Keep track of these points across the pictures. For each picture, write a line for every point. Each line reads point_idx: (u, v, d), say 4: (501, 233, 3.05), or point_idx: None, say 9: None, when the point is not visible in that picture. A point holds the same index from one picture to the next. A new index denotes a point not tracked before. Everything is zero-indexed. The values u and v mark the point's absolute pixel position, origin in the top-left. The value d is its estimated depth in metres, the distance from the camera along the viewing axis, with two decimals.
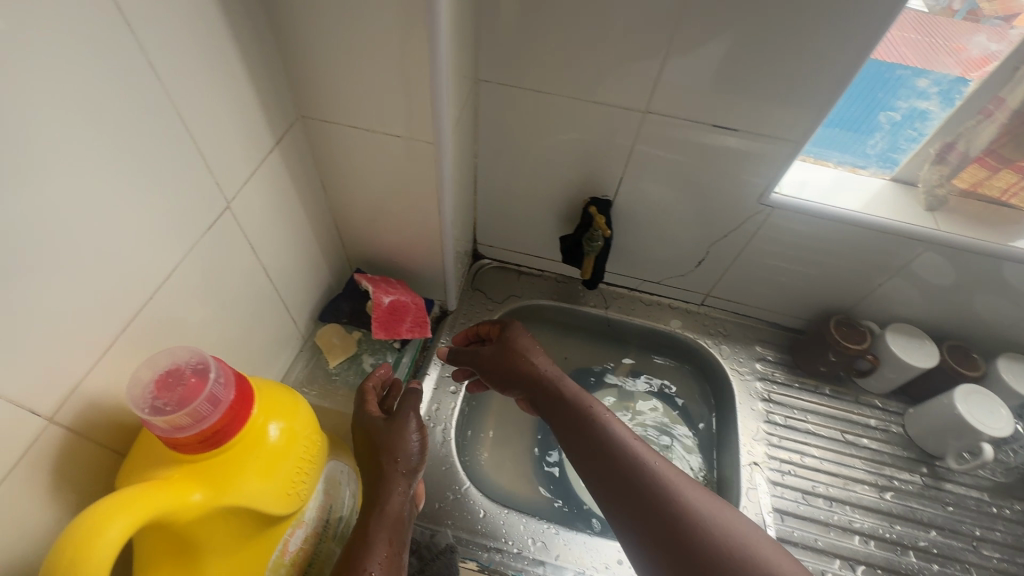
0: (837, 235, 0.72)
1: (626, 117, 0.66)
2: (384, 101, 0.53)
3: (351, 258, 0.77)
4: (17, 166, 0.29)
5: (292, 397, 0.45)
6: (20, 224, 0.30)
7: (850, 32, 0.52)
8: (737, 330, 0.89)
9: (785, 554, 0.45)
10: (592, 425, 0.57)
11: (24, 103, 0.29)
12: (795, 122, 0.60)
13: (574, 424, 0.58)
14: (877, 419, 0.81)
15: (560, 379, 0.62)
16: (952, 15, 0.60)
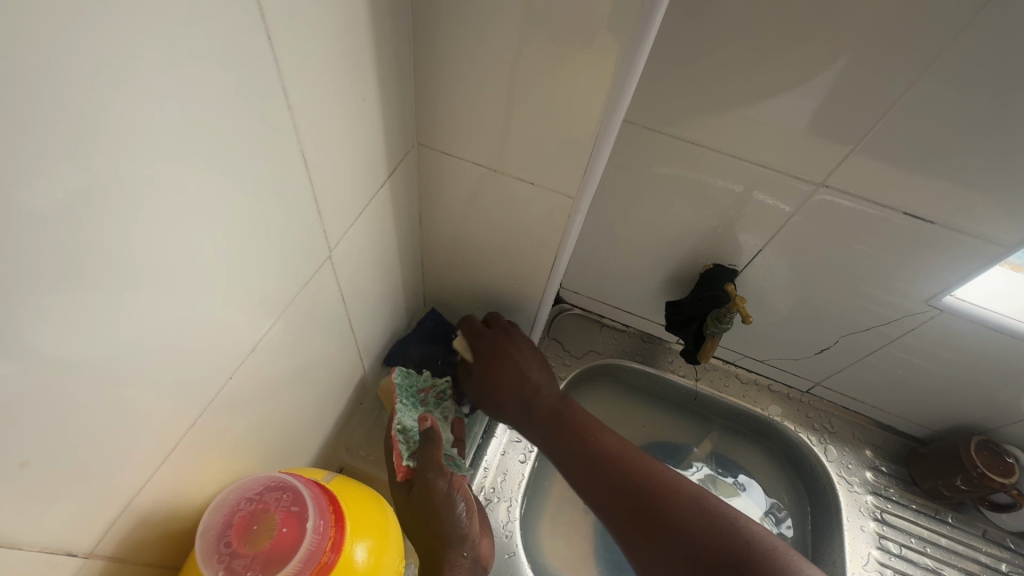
0: (1010, 353, 0.60)
1: (787, 185, 0.55)
2: (523, 142, 0.44)
3: (429, 295, 0.67)
4: (91, 218, 0.21)
5: (382, 508, 0.36)
6: (89, 296, 0.22)
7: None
8: (845, 429, 0.78)
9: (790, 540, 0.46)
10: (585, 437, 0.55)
11: (115, 137, 0.20)
12: (1007, 221, 0.49)
13: (581, 446, 0.55)
14: (1008, 563, 0.69)
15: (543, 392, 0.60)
16: None
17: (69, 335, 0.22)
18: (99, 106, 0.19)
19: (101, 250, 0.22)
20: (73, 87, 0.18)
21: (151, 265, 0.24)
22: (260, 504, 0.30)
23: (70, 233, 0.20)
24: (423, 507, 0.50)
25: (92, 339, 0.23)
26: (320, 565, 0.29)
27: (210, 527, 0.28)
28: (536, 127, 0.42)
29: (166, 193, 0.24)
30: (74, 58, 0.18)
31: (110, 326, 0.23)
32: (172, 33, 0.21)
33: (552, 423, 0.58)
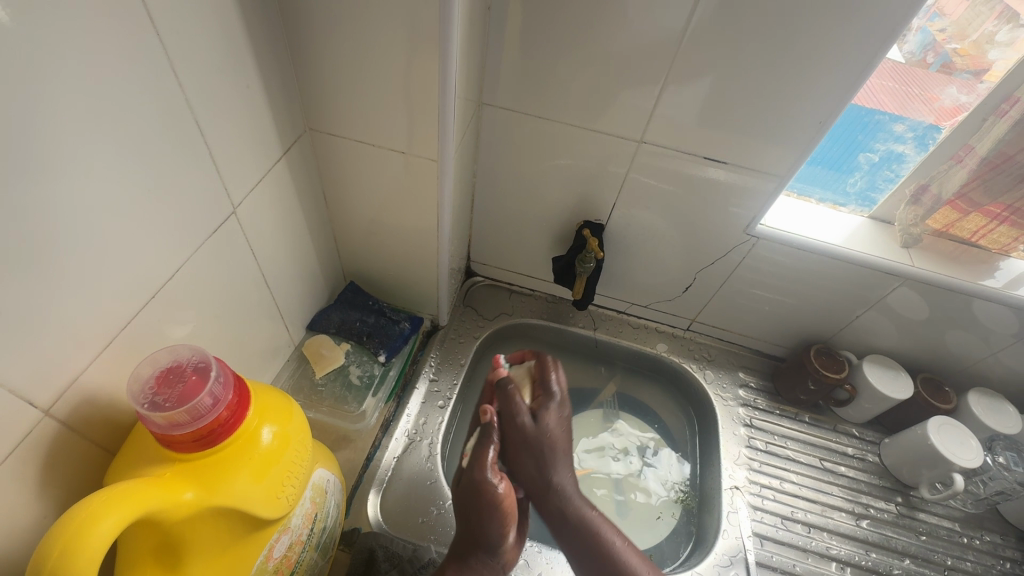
0: (820, 268, 0.75)
1: (621, 146, 0.69)
2: (388, 118, 0.56)
3: (345, 269, 0.77)
4: (26, 148, 0.30)
5: (286, 402, 0.46)
6: (29, 208, 0.31)
7: (846, 67, 0.55)
8: (721, 356, 0.92)
9: None
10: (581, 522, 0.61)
11: (38, 91, 0.30)
12: (779, 158, 0.64)
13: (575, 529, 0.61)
14: (854, 447, 0.83)
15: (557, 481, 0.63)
16: (927, 66, 0.65)
17: (15, 234, 0.31)
18: (27, 69, 0.29)
19: (37, 174, 0.31)
20: (12, 55, 0.28)
21: (74, 192, 0.34)
22: (175, 360, 0.37)
23: (15, 157, 0.30)
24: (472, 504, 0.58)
25: (31, 241, 0.32)
26: (221, 417, 0.37)
27: (133, 387, 0.35)
28: (398, 104, 0.54)
29: (79, 136, 0.33)
30: (13, 36, 0.28)
31: (46, 234, 0.33)
32: (80, 23, 0.31)
33: (566, 510, 0.62)
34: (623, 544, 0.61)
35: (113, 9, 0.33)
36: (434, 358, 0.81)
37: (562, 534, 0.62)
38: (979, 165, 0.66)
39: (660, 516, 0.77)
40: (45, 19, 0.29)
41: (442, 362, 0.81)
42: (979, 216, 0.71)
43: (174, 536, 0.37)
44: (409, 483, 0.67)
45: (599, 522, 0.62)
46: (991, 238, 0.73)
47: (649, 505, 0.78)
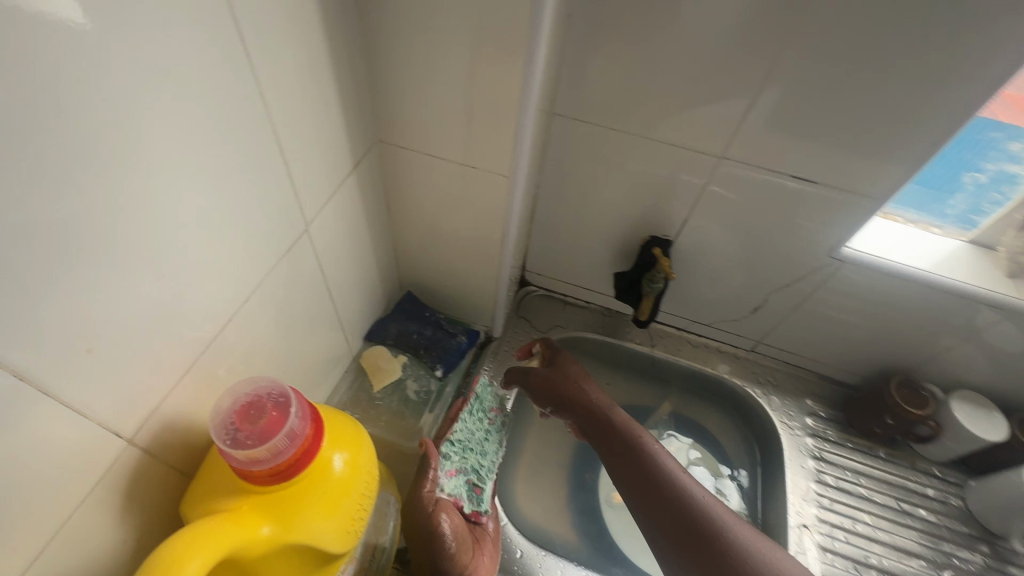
0: (910, 296, 0.69)
1: (698, 160, 0.65)
2: (460, 131, 0.53)
3: (403, 278, 0.76)
4: (120, 177, 0.29)
5: (355, 428, 0.44)
6: (120, 239, 0.31)
7: (973, 80, 0.49)
8: (787, 381, 0.86)
9: None
10: (621, 433, 0.62)
11: (134, 121, 0.29)
12: (877, 179, 0.59)
13: (616, 440, 0.62)
14: (935, 489, 0.77)
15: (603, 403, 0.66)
16: None
17: (106, 265, 0.30)
18: (126, 100, 0.28)
19: (131, 205, 0.31)
20: (108, 82, 0.27)
21: (163, 221, 0.33)
22: (254, 395, 0.36)
23: (108, 187, 0.29)
24: (415, 538, 0.55)
25: (121, 271, 0.31)
26: (300, 451, 0.36)
27: (213, 419, 0.35)
28: (471, 117, 0.51)
29: (168, 162, 0.32)
30: (108, 62, 0.27)
31: (133, 260, 0.32)
32: (175, 49, 0.30)
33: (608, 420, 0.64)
34: (661, 449, 0.61)
35: (205, 30, 0.32)
36: (487, 370, 0.79)
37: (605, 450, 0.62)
38: None
39: None
40: (140, 45, 0.28)
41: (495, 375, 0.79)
42: None
43: (249, 568, 0.36)
44: None
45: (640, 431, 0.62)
46: None
47: None
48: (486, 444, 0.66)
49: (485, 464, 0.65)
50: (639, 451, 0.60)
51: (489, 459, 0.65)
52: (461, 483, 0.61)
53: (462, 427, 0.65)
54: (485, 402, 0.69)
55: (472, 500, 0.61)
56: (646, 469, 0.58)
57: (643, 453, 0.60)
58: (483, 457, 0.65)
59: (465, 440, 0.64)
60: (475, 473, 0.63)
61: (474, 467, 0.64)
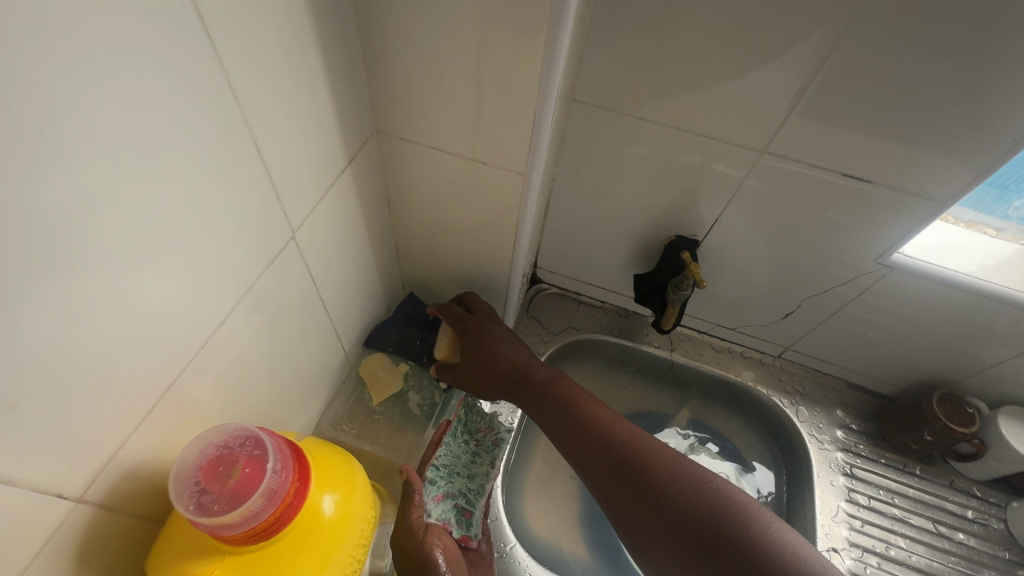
0: (964, 307, 0.63)
1: (736, 154, 0.58)
2: (469, 123, 0.47)
3: (406, 277, 0.71)
4: (48, 200, 0.24)
5: (348, 464, 0.39)
6: (54, 267, 0.25)
7: None
8: (816, 390, 0.81)
9: None
10: (542, 388, 0.58)
11: (63, 124, 0.23)
12: (944, 179, 0.52)
13: (541, 397, 0.58)
14: (974, 510, 0.72)
15: (521, 358, 0.61)
16: None
17: (36, 306, 0.25)
18: (53, 103, 0.23)
19: (68, 232, 0.25)
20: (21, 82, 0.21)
21: (112, 245, 0.28)
22: (223, 447, 0.31)
23: (33, 213, 0.23)
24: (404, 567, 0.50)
25: (58, 311, 0.26)
26: (282, 507, 0.31)
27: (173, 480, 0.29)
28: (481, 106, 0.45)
29: (114, 175, 0.26)
30: (19, 56, 0.21)
31: (75, 295, 0.26)
32: (111, 28, 0.24)
33: (528, 378, 0.60)
34: (583, 394, 0.58)
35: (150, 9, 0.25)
36: None
37: (534, 411, 0.59)
38: None
39: None
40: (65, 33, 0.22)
41: None
42: None
43: None
44: None
45: (559, 379, 0.59)
46: None
47: None
48: (474, 468, 0.62)
49: (472, 486, 0.61)
50: (564, 404, 0.57)
51: (477, 481, 0.62)
52: (448, 508, 0.57)
53: (447, 451, 0.60)
54: (472, 421, 0.65)
55: (461, 523, 0.58)
56: (575, 423, 0.55)
57: (568, 405, 0.57)
58: (472, 481, 0.61)
59: (451, 464, 0.60)
60: (463, 496, 0.60)
61: (461, 491, 0.60)
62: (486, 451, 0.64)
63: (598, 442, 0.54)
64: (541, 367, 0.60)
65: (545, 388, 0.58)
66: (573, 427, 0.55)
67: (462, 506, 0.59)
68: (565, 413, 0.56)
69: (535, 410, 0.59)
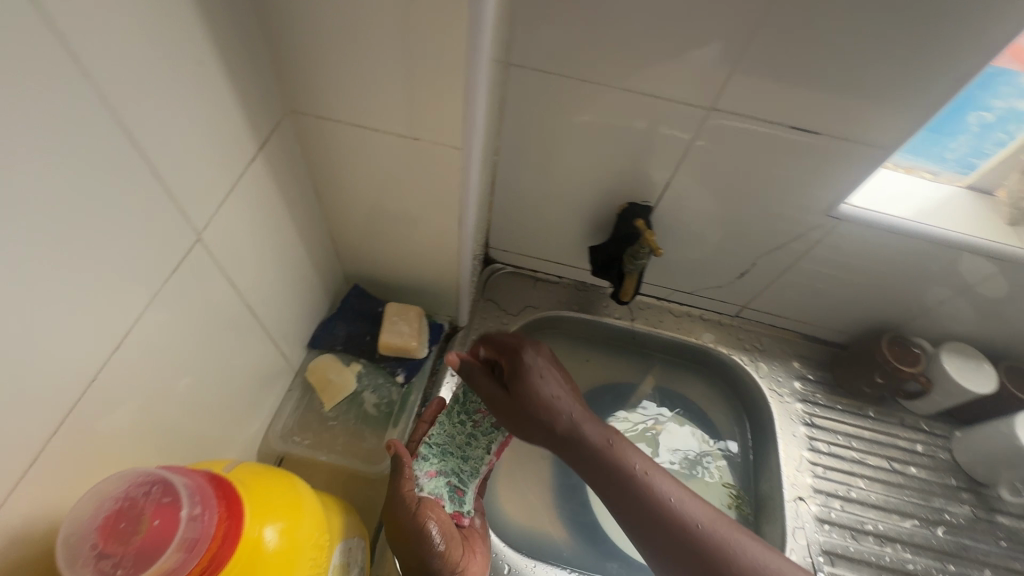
0: (909, 252, 0.64)
1: (682, 114, 0.55)
2: (395, 96, 0.42)
3: (347, 270, 0.65)
4: None
5: (291, 487, 0.36)
6: None
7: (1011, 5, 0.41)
8: (773, 345, 0.82)
9: None
10: (603, 458, 0.51)
11: None
12: (888, 127, 0.51)
13: (600, 468, 0.51)
14: (924, 444, 0.76)
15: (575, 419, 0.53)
16: None
17: None
18: None
19: None
20: None
21: None
22: (126, 499, 0.27)
23: None
24: (398, 535, 0.48)
25: None
26: (210, 551, 0.28)
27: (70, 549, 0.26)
28: (405, 77, 0.40)
29: None
30: None
31: None
32: None
33: (587, 444, 0.52)
34: (651, 467, 0.51)
35: None
36: None
37: (591, 479, 0.52)
38: None
39: None
40: None
41: None
42: None
43: None
44: None
45: (622, 448, 0.52)
46: None
47: None
48: (469, 448, 0.58)
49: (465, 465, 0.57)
50: (630, 481, 0.50)
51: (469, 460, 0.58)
52: (439, 484, 0.53)
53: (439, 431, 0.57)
54: (471, 402, 0.60)
55: (453, 501, 0.54)
56: (642, 501, 0.49)
57: (634, 481, 0.50)
58: (468, 461, 0.57)
59: (443, 443, 0.57)
60: (456, 475, 0.55)
61: (455, 470, 0.56)
62: (485, 433, 0.59)
63: (668, 524, 0.48)
64: (601, 431, 0.53)
65: (606, 459, 0.51)
66: (641, 507, 0.49)
67: (456, 485, 0.55)
68: (633, 492, 0.49)
69: (593, 479, 0.52)
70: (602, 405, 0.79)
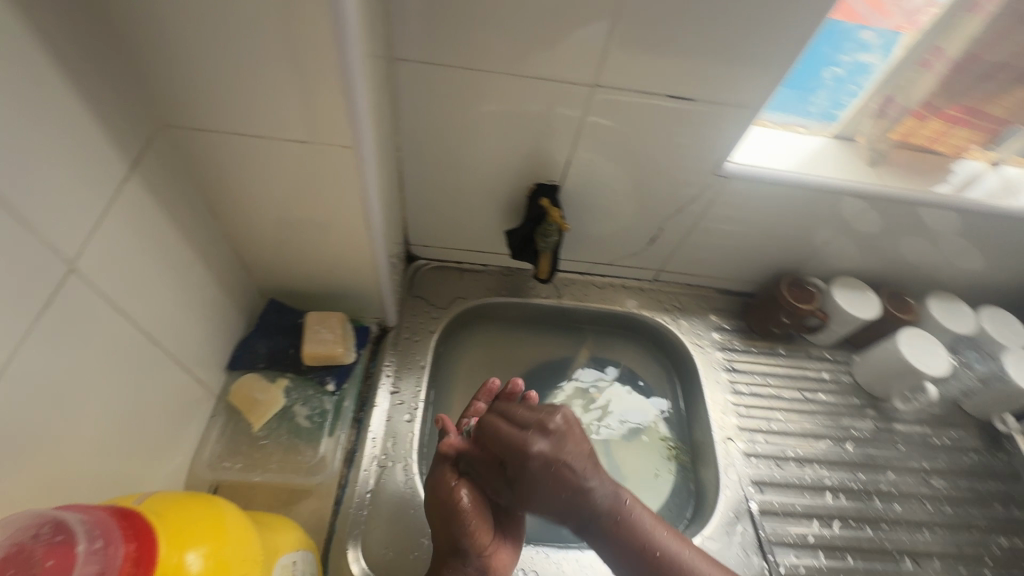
0: (792, 200, 0.70)
1: (569, 92, 0.58)
2: (271, 98, 0.41)
3: (260, 285, 0.63)
4: None
5: (212, 509, 0.35)
6: None
7: None
8: (691, 302, 0.87)
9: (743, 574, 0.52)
10: (624, 532, 0.52)
11: None
12: (750, 88, 0.56)
13: (621, 540, 0.52)
14: (828, 371, 0.84)
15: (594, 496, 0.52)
16: None
17: None
18: None
19: None
20: None
21: None
22: (13, 545, 0.26)
23: None
24: (437, 513, 0.52)
25: None
26: None
27: None
28: (281, 77, 0.40)
29: None
30: None
31: None
32: None
33: (606, 517, 0.53)
34: (665, 533, 0.53)
35: None
36: (389, 365, 0.71)
37: (607, 550, 0.53)
38: (948, 69, 0.62)
39: (658, 474, 0.74)
40: None
41: (399, 369, 0.71)
42: (937, 121, 0.69)
43: None
44: (389, 520, 0.59)
45: (639, 518, 0.53)
46: (946, 144, 0.72)
47: (645, 463, 0.75)
48: None
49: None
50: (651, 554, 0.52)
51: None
52: None
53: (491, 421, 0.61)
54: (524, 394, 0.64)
55: None
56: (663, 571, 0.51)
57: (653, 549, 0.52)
58: None
59: None
60: None
61: None
62: None
63: None
64: (620, 503, 0.53)
65: (626, 531, 0.52)
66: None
67: None
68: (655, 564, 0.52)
69: (610, 550, 0.53)
70: (541, 383, 0.82)
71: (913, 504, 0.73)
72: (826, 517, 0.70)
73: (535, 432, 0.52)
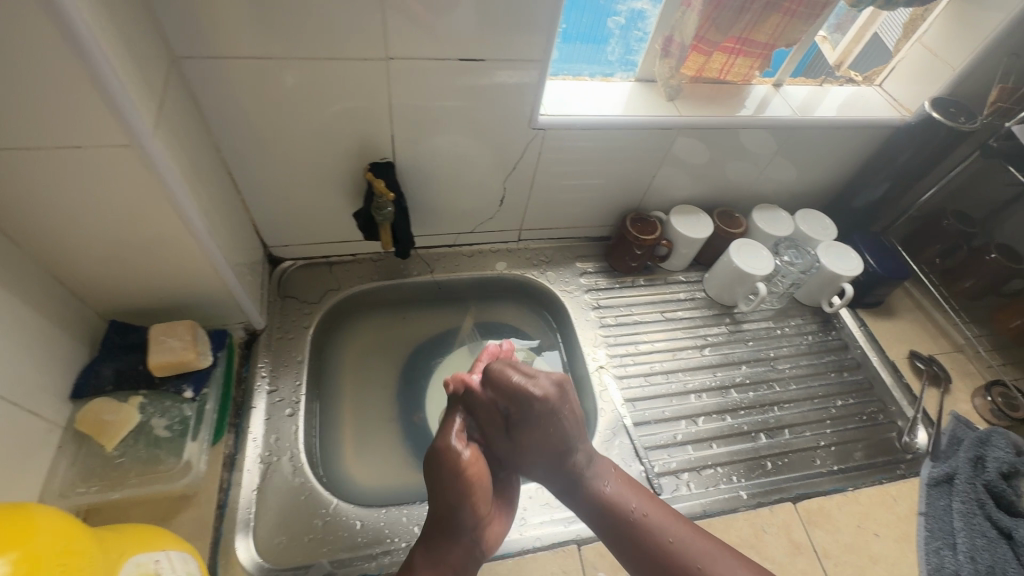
0: (612, 143, 0.77)
1: (368, 70, 0.60)
2: (27, 107, 0.41)
3: (97, 309, 0.62)
4: None
5: (23, 516, 0.35)
6: None
7: None
8: (557, 254, 0.94)
9: (702, 534, 0.57)
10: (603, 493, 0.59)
11: None
12: (531, 44, 0.62)
13: (601, 495, 0.59)
14: (685, 291, 0.93)
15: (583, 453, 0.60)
16: None
17: None
18: None
19: None
20: None
21: None
22: None
23: None
24: (434, 478, 0.54)
25: None
26: None
27: None
28: (24, 84, 0.39)
29: None
30: None
31: None
32: None
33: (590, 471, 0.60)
34: (640, 500, 0.59)
35: None
36: (264, 367, 0.71)
37: (588, 504, 0.59)
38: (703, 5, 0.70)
39: None
40: None
41: (274, 367, 0.72)
42: (720, 54, 0.78)
43: None
44: (279, 510, 0.60)
45: (617, 484, 0.60)
46: (733, 73, 0.82)
47: None
48: None
49: None
50: (623, 511, 0.58)
51: None
52: None
53: None
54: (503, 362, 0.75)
55: None
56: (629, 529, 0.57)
57: (620, 506, 0.58)
58: None
59: None
60: None
61: None
62: None
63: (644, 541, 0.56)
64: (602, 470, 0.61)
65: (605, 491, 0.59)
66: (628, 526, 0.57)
67: None
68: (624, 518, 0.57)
69: (591, 504, 0.59)
70: (427, 355, 0.85)
71: (764, 388, 0.83)
72: (692, 416, 0.78)
73: (544, 378, 0.58)
